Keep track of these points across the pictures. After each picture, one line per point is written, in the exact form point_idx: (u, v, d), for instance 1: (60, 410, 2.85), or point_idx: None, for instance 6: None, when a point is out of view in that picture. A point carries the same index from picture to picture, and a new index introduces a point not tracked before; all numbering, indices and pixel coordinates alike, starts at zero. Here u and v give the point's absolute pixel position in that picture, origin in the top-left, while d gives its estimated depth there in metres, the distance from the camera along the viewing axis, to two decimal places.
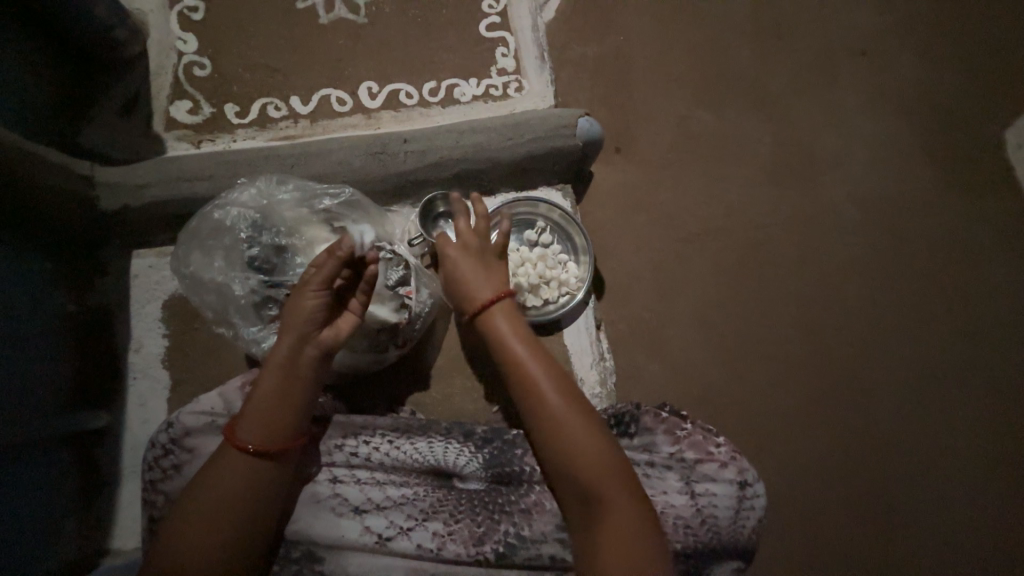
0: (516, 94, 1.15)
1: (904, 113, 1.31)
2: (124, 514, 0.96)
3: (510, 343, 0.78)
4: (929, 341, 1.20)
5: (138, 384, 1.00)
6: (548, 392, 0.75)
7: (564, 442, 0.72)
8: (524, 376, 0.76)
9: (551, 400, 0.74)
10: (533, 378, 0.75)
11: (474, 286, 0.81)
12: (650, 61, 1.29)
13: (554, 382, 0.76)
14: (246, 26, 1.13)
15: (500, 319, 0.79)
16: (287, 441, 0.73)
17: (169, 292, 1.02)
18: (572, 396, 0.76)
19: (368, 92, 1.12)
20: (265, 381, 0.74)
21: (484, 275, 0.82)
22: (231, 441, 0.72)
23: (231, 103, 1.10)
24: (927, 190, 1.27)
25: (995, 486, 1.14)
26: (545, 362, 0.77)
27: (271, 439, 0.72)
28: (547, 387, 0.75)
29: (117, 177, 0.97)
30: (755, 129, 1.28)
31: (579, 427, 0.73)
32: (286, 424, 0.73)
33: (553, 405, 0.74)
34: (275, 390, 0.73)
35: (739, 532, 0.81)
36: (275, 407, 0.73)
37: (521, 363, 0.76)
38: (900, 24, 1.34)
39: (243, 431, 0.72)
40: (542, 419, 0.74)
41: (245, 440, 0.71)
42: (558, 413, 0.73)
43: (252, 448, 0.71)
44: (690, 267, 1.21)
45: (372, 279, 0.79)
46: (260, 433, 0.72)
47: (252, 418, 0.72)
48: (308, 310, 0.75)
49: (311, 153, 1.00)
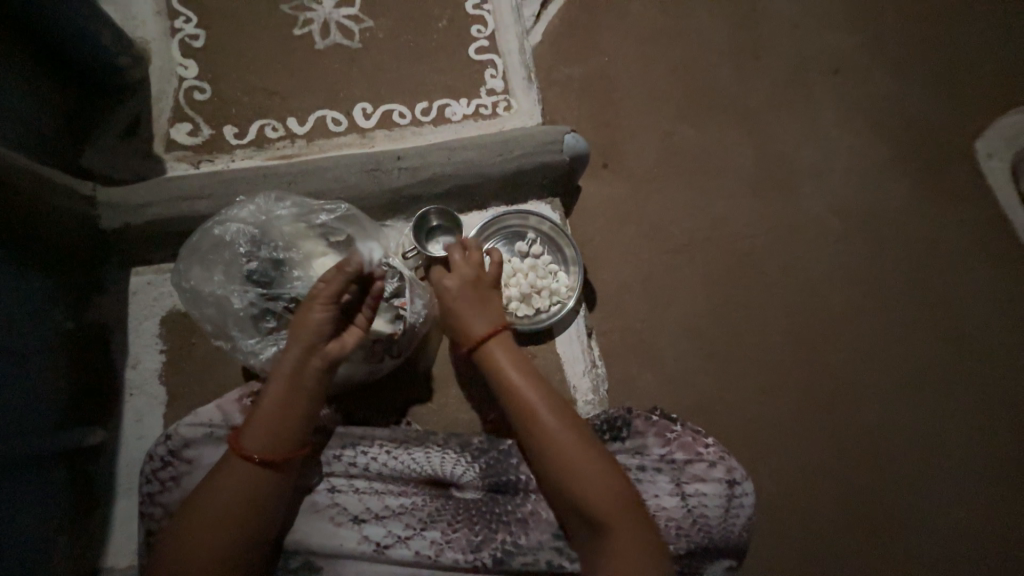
0: (505, 113, 1.20)
1: (875, 126, 1.38)
2: (118, 532, 0.96)
3: (505, 372, 0.80)
4: (910, 342, 1.24)
5: (135, 400, 1.01)
6: (546, 419, 0.77)
7: (561, 465, 0.74)
8: (519, 402, 0.78)
9: (546, 424, 0.76)
10: (527, 405, 0.78)
11: (470, 319, 0.83)
12: (634, 80, 1.35)
13: (548, 407, 0.77)
14: (245, 53, 1.18)
15: (496, 348, 0.82)
16: (291, 450, 0.74)
17: (167, 309, 1.05)
18: (567, 419, 0.77)
19: (362, 112, 1.17)
20: (270, 391, 0.75)
21: (480, 307, 0.84)
22: (235, 451, 0.73)
23: (230, 125, 1.14)
24: (901, 198, 1.33)
25: (982, 484, 1.17)
26: (539, 389, 0.79)
27: (276, 449, 0.73)
28: (543, 411, 0.77)
29: (118, 197, 1.00)
30: (735, 144, 1.33)
31: (577, 452, 0.74)
32: (291, 433, 0.74)
33: (550, 429, 0.76)
34: (281, 401, 0.74)
35: (730, 530, 0.83)
36: (280, 417, 0.74)
37: (516, 391, 0.79)
38: (867, 43, 1.42)
39: (247, 440, 0.73)
40: (539, 444, 0.76)
41: (250, 450, 0.72)
42: (554, 438, 0.75)
43: (257, 457, 0.72)
44: (677, 275, 1.25)
45: (378, 294, 0.82)
46: (268, 443, 0.73)
47: (257, 429, 0.73)
48: (315, 323, 0.76)
49: (308, 171, 1.04)
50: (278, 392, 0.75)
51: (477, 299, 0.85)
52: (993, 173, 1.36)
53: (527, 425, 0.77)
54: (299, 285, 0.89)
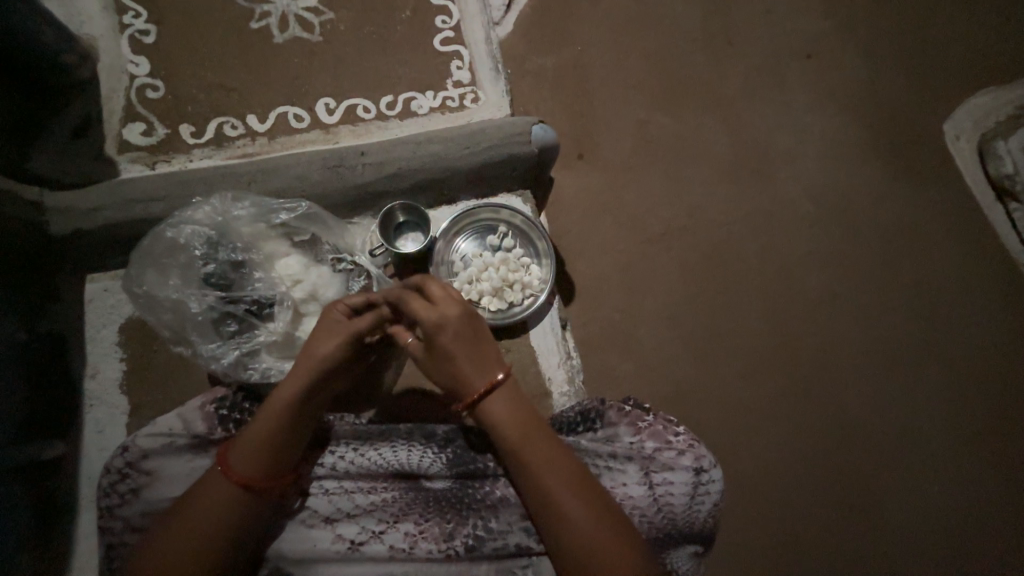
0: (473, 105, 1.17)
1: (845, 110, 1.39)
2: (83, 545, 0.93)
3: (510, 431, 0.75)
4: (882, 324, 1.26)
5: (95, 412, 0.98)
6: (540, 463, 0.74)
7: (566, 529, 0.72)
8: (530, 466, 0.74)
9: (555, 488, 0.73)
10: (535, 467, 0.74)
11: (468, 374, 0.76)
12: (606, 69, 1.34)
13: (555, 469, 0.74)
14: (200, 49, 1.14)
15: (501, 407, 0.76)
16: (278, 477, 0.74)
17: (125, 316, 1.02)
18: (579, 475, 0.74)
19: (325, 107, 1.14)
20: (263, 421, 0.73)
21: (479, 361, 0.77)
22: (226, 476, 0.71)
23: (186, 124, 1.10)
24: (871, 181, 1.35)
25: (955, 461, 1.19)
26: (552, 445, 0.76)
27: (256, 472, 0.72)
28: (552, 473, 0.73)
29: (66, 201, 0.96)
30: (708, 131, 1.33)
31: (573, 491, 0.73)
32: (286, 459, 0.74)
33: (558, 492, 0.73)
34: (273, 430, 0.73)
35: (695, 516, 0.83)
36: (268, 442, 0.72)
37: (525, 456, 0.75)
38: (836, 28, 1.43)
39: (238, 463, 0.72)
40: (546, 506, 0.73)
41: (238, 475, 0.71)
42: (561, 501, 0.72)
43: (244, 482, 0.71)
44: (653, 264, 1.25)
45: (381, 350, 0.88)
46: (264, 471, 0.72)
47: (251, 454, 0.72)
48: (326, 356, 0.75)
49: (267, 170, 1.01)
50: (270, 422, 0.73)
51: (476, 350, 0.77)
52: (961, 154, 1.38)
53: (534, 488, 0.74)
54: (261, 287, 0.90)
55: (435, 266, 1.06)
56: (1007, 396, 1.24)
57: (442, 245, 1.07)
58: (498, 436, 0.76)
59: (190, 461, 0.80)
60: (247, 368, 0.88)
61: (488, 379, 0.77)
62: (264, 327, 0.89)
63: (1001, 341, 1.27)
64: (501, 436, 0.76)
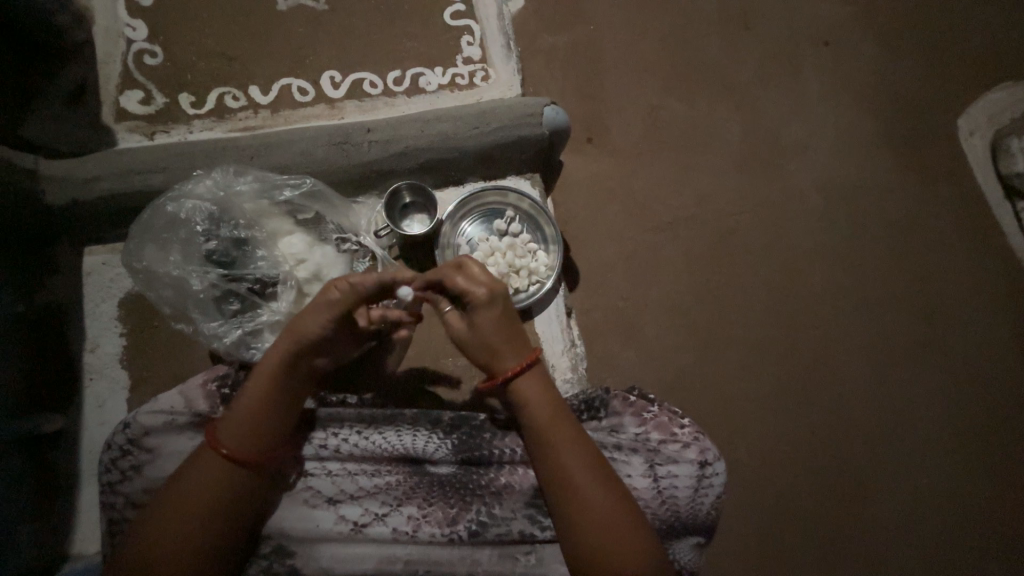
0: (482, 83, 1.12)
1: (863, 101, 1.35)
2: (84, 518, 0.93)
3: (536, 415, 0.76)
4: (885, 320, 1.26)
5: (95, 384, 0.97)
6: (559, 449, 0.74)
7: (581, 510, 0.72)
8: (546, 450, 0.75)
9: (569, 472, 0.73)
10: (558, 452, 0.74)
11: (501, 350, 0.76)
12: (620, 50, 1.30)
13: (570, 456, 0.74)
14: (200, 13, 1.09)
15: (537, 386, 0.77)
16: (269, 452, 0.73)
17: (124, 291, 1.00)
18: (593, 462, 0.74)
19: (330, 81, 1.10)
20: (252, 393, 0.73)
21: (513, 340, 0.77)
22: (216, 450, 0.71)
23: (186, 93, 1.07)
24: (885, 175, 1.32)
25: (949, 458, 1.20)
26: (570, 433, 0.75)
27: (248, 449, 0.72)
28: (573, 457, 0.74)
29: (61, 170, 0.94)
30: (723, 118, 1.30)
31: (585, 481, 0.73)
32: (276, 433, 0.74)
33: (578, 474, 0.73)
34: (262, 402, 0.73)
35: (698, 508, 0.84)
36: (258, 415, 0.72)
37: (541, 439, 0.75)
38: (857, 15, 1.39)
39: (232, 438, 0.71)
40: (566, 487, 0.73)
41: (229, 449, 0.71)
42: (579, 482, 0.73)
43: (234, 457, 0.71)
44: (660, 254, 1.23)
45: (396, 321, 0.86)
46: (257, 446, 0.72)
47: (241, 429, 0.72)
48: (316, 336, 0.74)
49: (271, 143, 0.98)
50: (259, 394, 0.73)
51: (509, 330, 0.77)
52: (975, 151, 1.35)
53: (556, 469, 0.74)
54: (263, 266, 0.88)
55: (441, 249, 1.03)
56: (1003, 397, 1.24)
57: (447, 229, 1.04)
58: (522, 417, 0.77)
59: (191, 439, 0.79)
60: (250, 347, 0.87)
61: (523, 356, 0.77)
62: (266, 306, 0.88)
63: (1003, 342, 1.26)
64: (523, 420, 0.77)
